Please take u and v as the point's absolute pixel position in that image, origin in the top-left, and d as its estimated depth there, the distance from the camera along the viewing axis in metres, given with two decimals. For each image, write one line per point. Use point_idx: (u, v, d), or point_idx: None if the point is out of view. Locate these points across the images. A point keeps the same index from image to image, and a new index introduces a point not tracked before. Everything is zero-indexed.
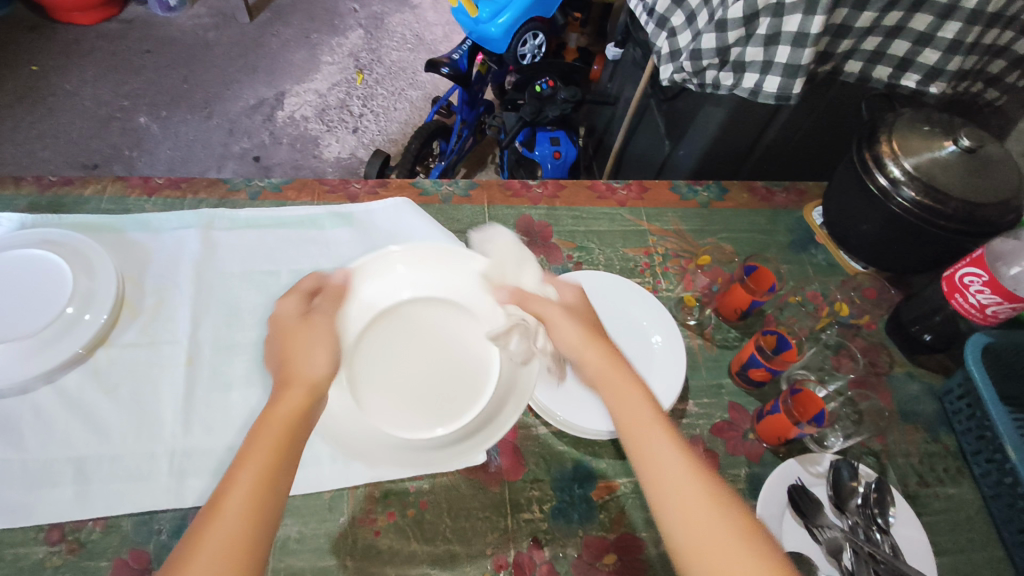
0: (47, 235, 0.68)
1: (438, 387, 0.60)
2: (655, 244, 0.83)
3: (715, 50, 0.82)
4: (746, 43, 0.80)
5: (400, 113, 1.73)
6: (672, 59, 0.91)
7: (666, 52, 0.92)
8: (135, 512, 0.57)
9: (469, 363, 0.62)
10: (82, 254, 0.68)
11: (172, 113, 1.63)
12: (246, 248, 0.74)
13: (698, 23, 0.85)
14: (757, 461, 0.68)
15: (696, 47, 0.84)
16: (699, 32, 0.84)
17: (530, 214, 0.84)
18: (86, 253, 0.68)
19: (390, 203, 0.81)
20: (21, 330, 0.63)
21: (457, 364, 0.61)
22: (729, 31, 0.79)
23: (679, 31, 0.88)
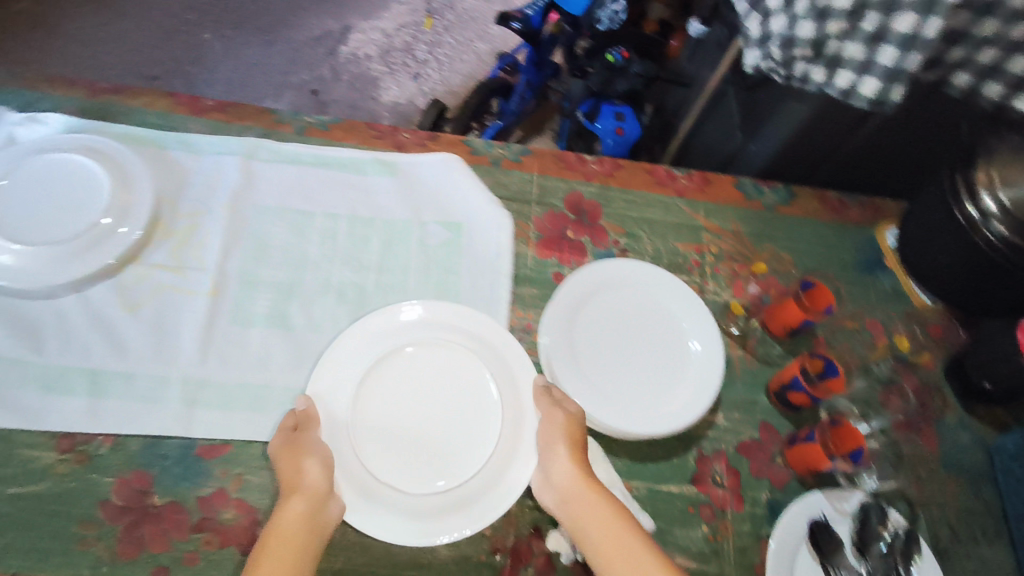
0: (92, 144, 0.68)
1: (446, 451, 0.58)
2: (709, 243, 0.78)
3: (811, 40, 0.76)
4: (846, 39, 0.73)
5: (464, 66, 1.69)
6: (760, 45, 0.84)
7: (756, 37, 0.84)
8: (142, 434, 0.58)
9: (477, 420, 0.60)
10: (122, 168, 0.67)
11: (236, 33, 1.60)
12: (283, 183, 0.72)
13: (796, 7, 0.76)
14: (779, 486, 0.64)
15: (790, 34, 0.77)
16: (794, 19, 0.77)
17: (581, 190, 0.79)
18: (126, 167, 0.67)
19: (438, 158, 0.77)
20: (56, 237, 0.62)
21: (465, 425, 0.59)
22: (830, 22, 0.72)
23: (773, 15, 0.79)
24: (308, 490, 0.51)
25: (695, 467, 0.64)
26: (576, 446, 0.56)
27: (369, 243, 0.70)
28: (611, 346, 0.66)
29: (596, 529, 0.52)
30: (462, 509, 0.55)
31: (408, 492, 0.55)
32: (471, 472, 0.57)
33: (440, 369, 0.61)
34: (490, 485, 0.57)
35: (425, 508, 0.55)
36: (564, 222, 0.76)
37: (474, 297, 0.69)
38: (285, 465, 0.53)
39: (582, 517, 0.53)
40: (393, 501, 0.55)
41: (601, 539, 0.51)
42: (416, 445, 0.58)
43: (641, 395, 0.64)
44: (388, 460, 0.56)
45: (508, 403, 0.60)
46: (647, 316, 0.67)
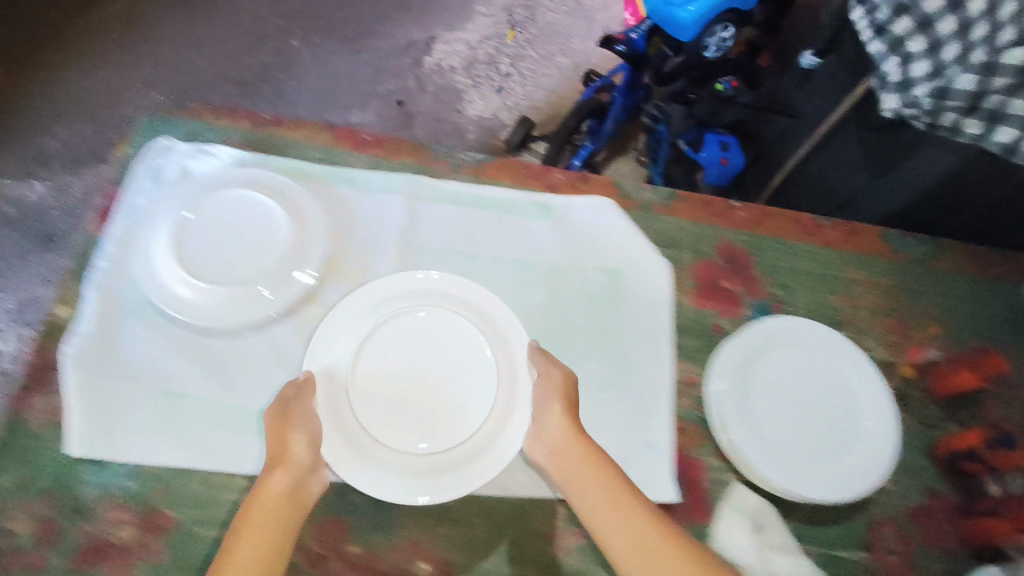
0: (261, 178, 0.68)
1: (449, 411, 0.61)
2: (862, 297, 0.78)
3: (965, 93, 0.75)
4: (1010, 95, 0.71)
5: (547, 80, 1.68)
6: (901, 91, 0.83)
7: (895, 81, 0.83)
8: (338, 483, 0.60)
9: (476, 381, 0.62)
10: (296, 205, 0.68)
11: (324, 41, 1.60)
12: (446, 225, 0.72)
13: (947, 57, 0.76)
14: (951, 556, 0.65)
15: (941, 85, 0.77)
16: (946, 69, 0.76)
17: (730, 237, 0.79)
18: (299, 204, 0.68)
19: (593, 202, 0.77)
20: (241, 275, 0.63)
21: (459, 387, 0.62)
22: (994, 77, 0.71)
23: (918, 61, 0.79)
24: (291, 459, 0.54)
25: (867, 533, 0.64)
26: (567, 405, 0.59)
27: (534, 292, 0.71)
28: (780, 403, 0.65)
29: (586, 484, 0.55)
30: (465, 464, 0.58)
31: (415, 449, 0.59)
32: (470, 429, 0.60)
33: (442, 333, 0.63)
34: (490, 443, 0.59)
35: (428, 462, 0.59)
36: (719, 271, 0.76)
37: (638, 348, 0.69)
38: (281, 429, 0.56)
39: (576, 476, 0.56)
40: (399, 455, 0.58)
41: (592, 497, 0.55)
42: (411, 411, 0.60)
43: (813, 456, 0.63)
44: (390, 418, 0.60)
45: (506, 366, 0.62)
46: (815, 374, 0.67)
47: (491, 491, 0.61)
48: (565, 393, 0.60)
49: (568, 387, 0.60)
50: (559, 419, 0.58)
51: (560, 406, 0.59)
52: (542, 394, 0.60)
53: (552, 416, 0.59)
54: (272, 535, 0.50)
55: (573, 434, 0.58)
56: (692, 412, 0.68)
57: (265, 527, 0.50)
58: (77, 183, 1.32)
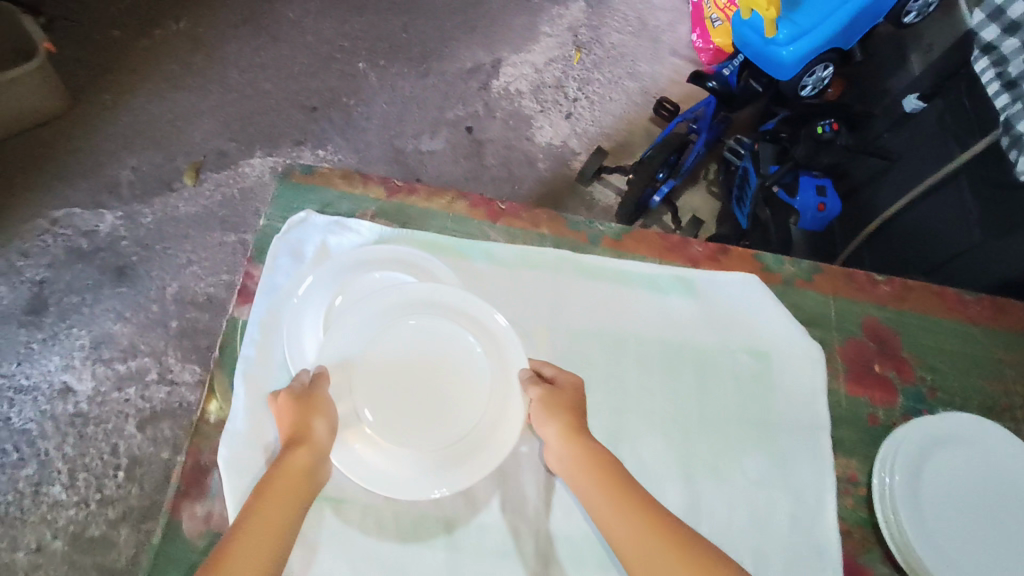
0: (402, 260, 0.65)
1: (443, 409, 0.60)
2: (1014, 381, 0.74)
3: None
4: None
5: (616, 105, 1.63)
6: None
7: None
8: None
9: (469, 383, 0.61)
10: (439, 288, 0.64)
11: (390, 63, 1.57)
12: (591, 306, 0.69)
13: None
14: None
15: None
16: None
17: (876, 316, 0.74)
18: (442, 288, 0.64)
19: (737, 278, 0.73)
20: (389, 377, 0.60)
21: (455, 386, 0.61)
22: None
23: None
24: (316, 447, 0.53)
25: None
26: (570, 413, 0.58)
27: (685, 378, 0.67)
28: (953, 503, 0.62)
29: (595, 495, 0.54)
30: (455, 462, 0.57)
31: (404, 444, 0.58)
32: (465, 428, 0.59)
33: (443, 332, 0.61)
34: (480, 440, 0.58)
35: (436, 458, 0.58)
36: (870, 355, 0.72)
37: (797, 443, 0.66)
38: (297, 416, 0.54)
39: (584, 487, 0.55)
40: (388, 450, 0.57)
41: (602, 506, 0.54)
42: (412, 407, 0.59)
43: (993, 567, 0.60)
44: (386, 413, 0.59)
45: (500, 374, 0.61)
46: (990, 475, 0.64)
47: None
48: (570, 401, 0.59)
49: (574, 395, 0.59)
50: (554, 431, 0.57)
51: (562, 416, 0.58)
52: (541, 404, 0.59)
53: (550, 427, 0.58)
54: (271, 532, 0.47)
55: (573, 445, 0.56)
56: (855, 513, 0.65)
57: (264, 522, 0.48)
58: (149, 213, 1.29)
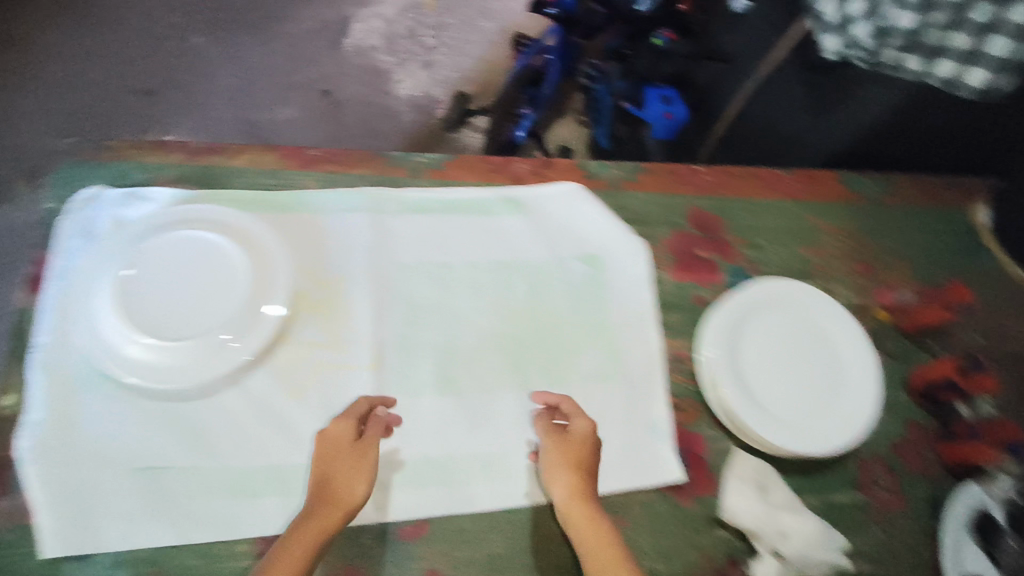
0: (193, 212, 0.63)
1: (201, 302, 0.59)
2: (827, 243, 0.79)
3: (908, 34, 0.79)
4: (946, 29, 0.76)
5: (475, 48, 1.60)
6: (838, 33, 0.88)
7: (833, 22, 0.88)
8: (343, 526, 0.57)
9: (224, 279, 0.60)
10: (225, 225, 0.62)
11: (231, 35, 1.50)
12: (418, 238, 0.69)
13: None
14: (934, 482, 0.69)
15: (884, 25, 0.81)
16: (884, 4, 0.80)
17: (697, 204, 0.78)
18: (229, 225, 0.62)
19: (561, 189, 0.74)
20: (164, 305, 0.58)
21: (214, 283, 0.60)
22: (932, 15, 0.76)
23: None
24: (351, 502, 0.53)
25: (857, 473, 0.68)
26: (579, 470, 0.58)
27: (518, 292, 0.69)
28: (766, 361, 0.67)
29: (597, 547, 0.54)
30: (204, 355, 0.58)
31: (157, 337, 0.57)
32: (218, 321, 0.58)
33: (199, 236, 0.61)
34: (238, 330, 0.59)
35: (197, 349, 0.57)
36: (694, 242, 0.76)
37: (628, 334, 0.69)
38: (331, 469, 0.55)
39: (586, 536, 0.55)
40: (146, 351, 0.57)
41: (594, 549, 0.54)
42: (173, 310, 0.58)
43: (807, 412, 0.66)
44: (140, 307, 0.57)
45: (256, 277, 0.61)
46: (797, 329, 0.69)
47: (502, 502, 0.60)
48: (581, 456, 0.59)
49: (582, 445, 0.60)
50: (563, 487, 0.57)
51: (570, 471, 0.58)
52: (554, 452, 0.60)
53: (561, 482, 0.58)
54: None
55: (582, 509, 0.57)
56: (685, 388, 0.69)
57: None
58: None
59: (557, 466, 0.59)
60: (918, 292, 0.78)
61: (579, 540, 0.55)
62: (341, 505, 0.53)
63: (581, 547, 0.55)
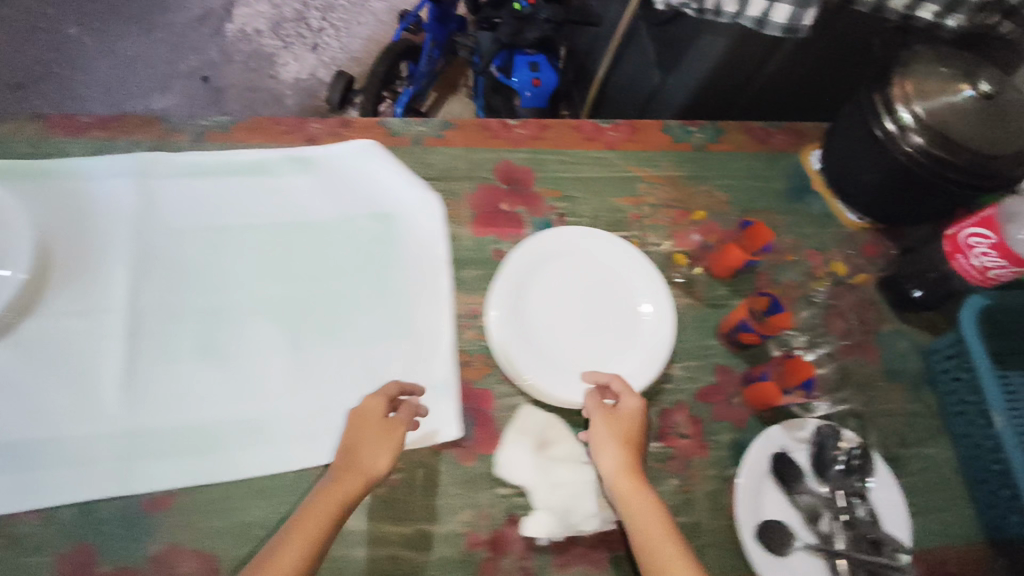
0: None
1: None
2: (646, 193, 0.77)
3: None
4: None
5: (363, 28, 1.58)
6: None
7: None
8: (80, 501, 0.54)
9: None
10: None
11: (106, 24, 1.45)
12: (192, 201, 0.66)
13: None
14: (741, 427, 0.67)
15: None
16: None
17: (509, 158, 0.75)
18: None
19: (353, 146, 0.72)
20: None
21: None
22: None
23: None
24: (372, 471, 0.52)
25: (659, 423, 0.66)
26: (628, 445, 0.57)
27: (298, 252, 0.66)
28: (555, 309, 0.66)
29: (647, 522, 0.52)
30: None
31: None
32: None
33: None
34: None
35: None
36: (500, 195, 0.73)
37: (417, 292, 0.66)
38: (358, 438, 0.53)
39: (632, 513, 0.53)
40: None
41: (640, 522, 0.52)
42: None
43: (591, 361, 0.64)
44: None
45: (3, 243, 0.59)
46: (593, 278, 0.68)
47: (260, 468, 0.57)
48: (629, 431, 0.57)
49: (632, 422, 0.58)
50: (612, 459, 0.56)
51: (619, 446, 0.56)
52: (601, 427, 0.58)
53: (610, 453, 0.56)
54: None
55: (629, 480, 0.55)
56: (477, 343, 0.66)
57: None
58: None
59: (606, 440, 0.57)
60: (710, 238, 0.75)
61: (626, 517, 0.53)
62: (362, 476, 0.51)
63: (628, 522, 0.53)
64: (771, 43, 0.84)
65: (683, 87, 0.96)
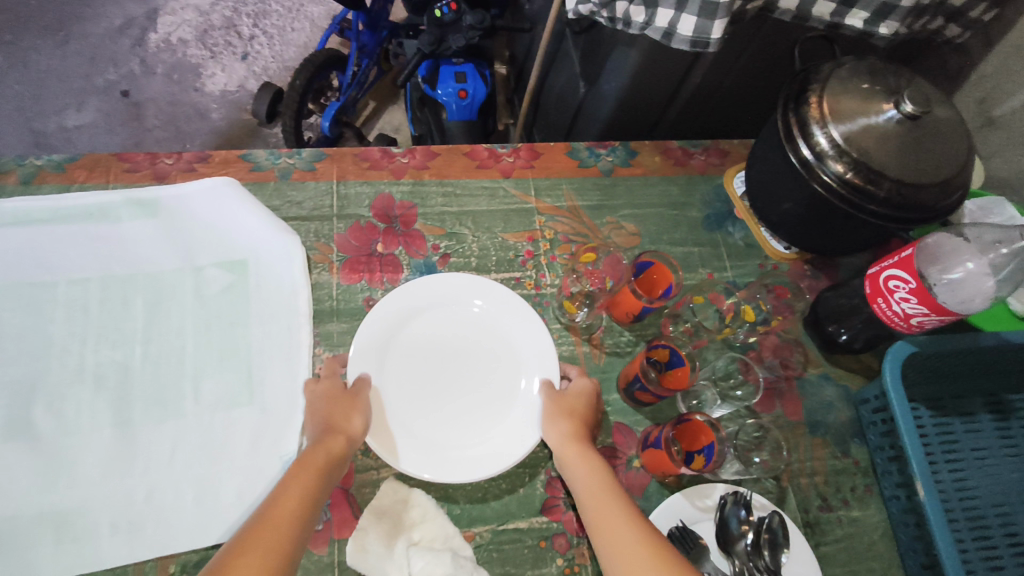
0: None
1: None
2: (542, 227, 0.70)
3: None
4: None
5: (297, 36, 1.48)
6: None
7: None
8: None
9: None
10: None
11: (18, 36, 1.37)
12: (13, 253, 0.59)
13: None
14: (638, 494, 0.60)
15: None
16: None
17: (390, 191, 0.69)
18: None
19: (206, 184, 0.65)
20: None
21: None
22: None
23: None
24: (354, 433, 0.53)
25: (545, 494, 0.58)
26: (573, 417, 0.56)
27: (132, 309, 0.59)
28: (425, 365, 0.59)
29: (599, 494, 0.51)
30: None
31: None
32: None
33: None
34: None
35: None
36: (375, 235, 0.67)
37: (269, 350, 0.59)
38: (332, 408, 0.54)
39: (582, 481, 0.52)
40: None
41: (595, 493, 0.51)
42: None
43: (451, 430, 0.57)
44: None
45: None
46: (475, 335, 0.61)
47: (68, 568, 0.50)
48: (576, 406, 0.57)
49: (583, 400, 0.58)
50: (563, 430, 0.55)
51: (565, 419, 0.55)
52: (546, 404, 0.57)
53: (554, 425, 0.55)
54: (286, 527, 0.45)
55: (577, 452, 0.54)
56: None
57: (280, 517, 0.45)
58: None
59: (551, 415, 0.56)
60: (596, 284, 0.66)
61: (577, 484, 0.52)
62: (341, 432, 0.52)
63: (579, 485, 0.52)
64: (687, 58, 0.77)
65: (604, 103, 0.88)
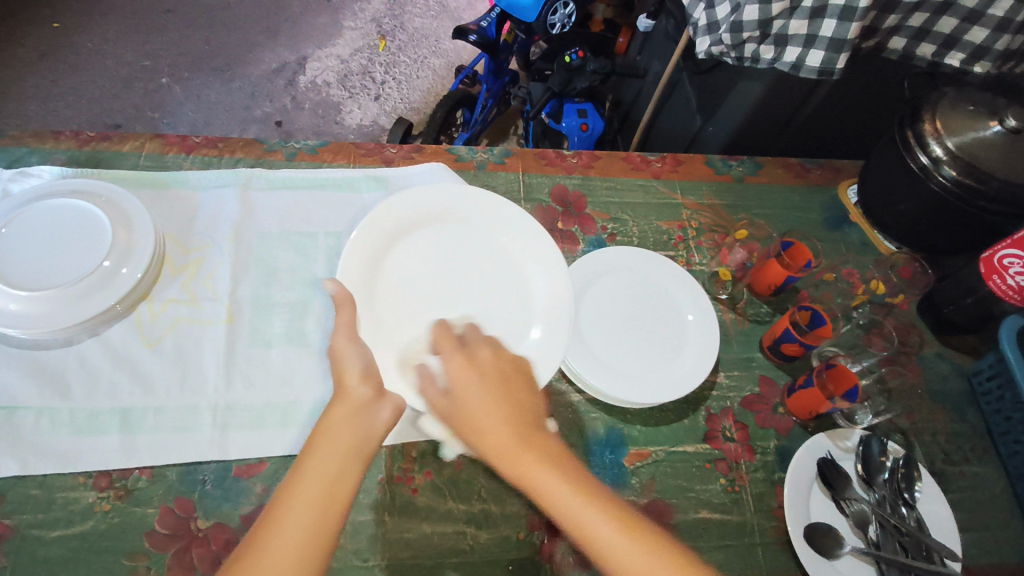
0: (77, 186, 0.66)
1: (70, 260, 0.62)
2: (689, 218, 0.84)
3: (757, 23, 0.77)
4: (790, 16, 0.77)
5: (422, 82, 1.71)
6: (709, 32, 0.85)
7: (704, 24, 0.86)
8: (180, 462, 0.59)
9: (108, 241, 0.63)
10: (115, 204, 0.66)
11: (194, 75, 1.61)
12: (283, 208, 0.74)
13: None
14: (785, 434, 0.71)
15: (736, 19, 0.79)
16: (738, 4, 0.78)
17: (564, 183, 0.84)
18: (119, 203, 0.66)
19: (425, 168, 0.81)
20: (65, 275, 0.61)
21: (87, 241, 0.63)
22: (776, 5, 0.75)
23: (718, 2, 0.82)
24: (357, 393, 0.51)
25: (705, 426, 0.70)
26: (506, 396, 0.53)
27: None
28: (441, 277, 0.65)
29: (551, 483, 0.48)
30: (80, 300, 0.61)
31: (37, 287, 0.60)
32: (86, 267, 0.62)
33: (69, 201, 0.65)
34: (128, 289, 0.63)
35: (70, 295, 0.60)
36: (556, 215, 0.81)
37: None
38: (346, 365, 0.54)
39: (534, 472, 0.49)
40: (12, 300, 0.59)
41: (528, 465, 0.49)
42: (51, 268, 0.61)
43: None
44: (20, 265, 0.61)
45: (125, 240, 0.64)
46: (491, 258, 0.67)
47: None
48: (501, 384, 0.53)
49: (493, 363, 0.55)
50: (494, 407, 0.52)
51: (503, 405, 0.52)
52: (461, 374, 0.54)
53: (488, 410, 0.52)
54: (314, 520, 0.45)
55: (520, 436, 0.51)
56: None
57: (312, 487, 0.46)
58: None
59: (471, 387, 0.53)
60: (750, 253, 0.82)
61: (526, 477, 0.49)
62: (346, 399, 0.51)
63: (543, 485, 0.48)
64: (806, 88, 0.92)
65: (724, 129, 1.04)
